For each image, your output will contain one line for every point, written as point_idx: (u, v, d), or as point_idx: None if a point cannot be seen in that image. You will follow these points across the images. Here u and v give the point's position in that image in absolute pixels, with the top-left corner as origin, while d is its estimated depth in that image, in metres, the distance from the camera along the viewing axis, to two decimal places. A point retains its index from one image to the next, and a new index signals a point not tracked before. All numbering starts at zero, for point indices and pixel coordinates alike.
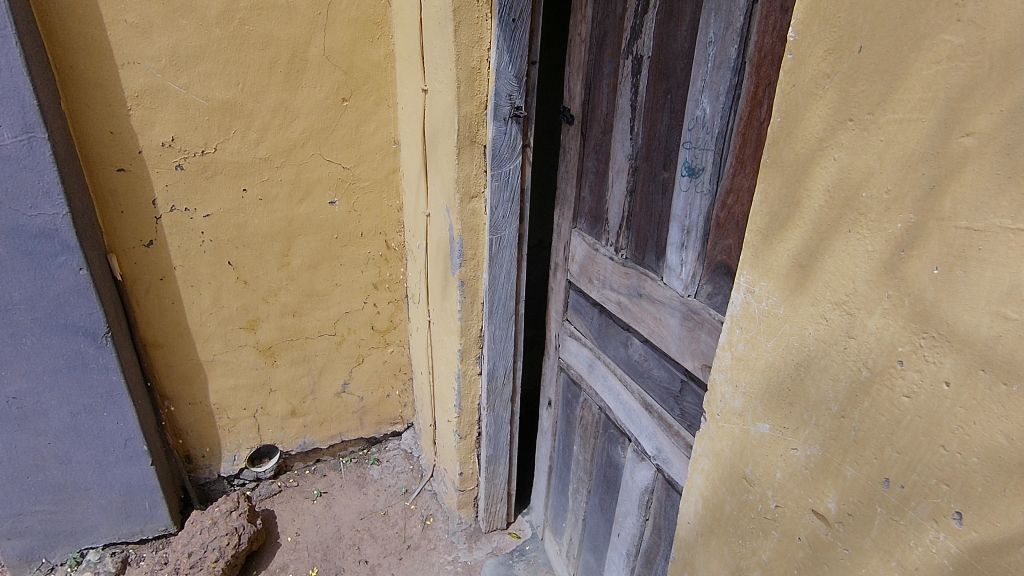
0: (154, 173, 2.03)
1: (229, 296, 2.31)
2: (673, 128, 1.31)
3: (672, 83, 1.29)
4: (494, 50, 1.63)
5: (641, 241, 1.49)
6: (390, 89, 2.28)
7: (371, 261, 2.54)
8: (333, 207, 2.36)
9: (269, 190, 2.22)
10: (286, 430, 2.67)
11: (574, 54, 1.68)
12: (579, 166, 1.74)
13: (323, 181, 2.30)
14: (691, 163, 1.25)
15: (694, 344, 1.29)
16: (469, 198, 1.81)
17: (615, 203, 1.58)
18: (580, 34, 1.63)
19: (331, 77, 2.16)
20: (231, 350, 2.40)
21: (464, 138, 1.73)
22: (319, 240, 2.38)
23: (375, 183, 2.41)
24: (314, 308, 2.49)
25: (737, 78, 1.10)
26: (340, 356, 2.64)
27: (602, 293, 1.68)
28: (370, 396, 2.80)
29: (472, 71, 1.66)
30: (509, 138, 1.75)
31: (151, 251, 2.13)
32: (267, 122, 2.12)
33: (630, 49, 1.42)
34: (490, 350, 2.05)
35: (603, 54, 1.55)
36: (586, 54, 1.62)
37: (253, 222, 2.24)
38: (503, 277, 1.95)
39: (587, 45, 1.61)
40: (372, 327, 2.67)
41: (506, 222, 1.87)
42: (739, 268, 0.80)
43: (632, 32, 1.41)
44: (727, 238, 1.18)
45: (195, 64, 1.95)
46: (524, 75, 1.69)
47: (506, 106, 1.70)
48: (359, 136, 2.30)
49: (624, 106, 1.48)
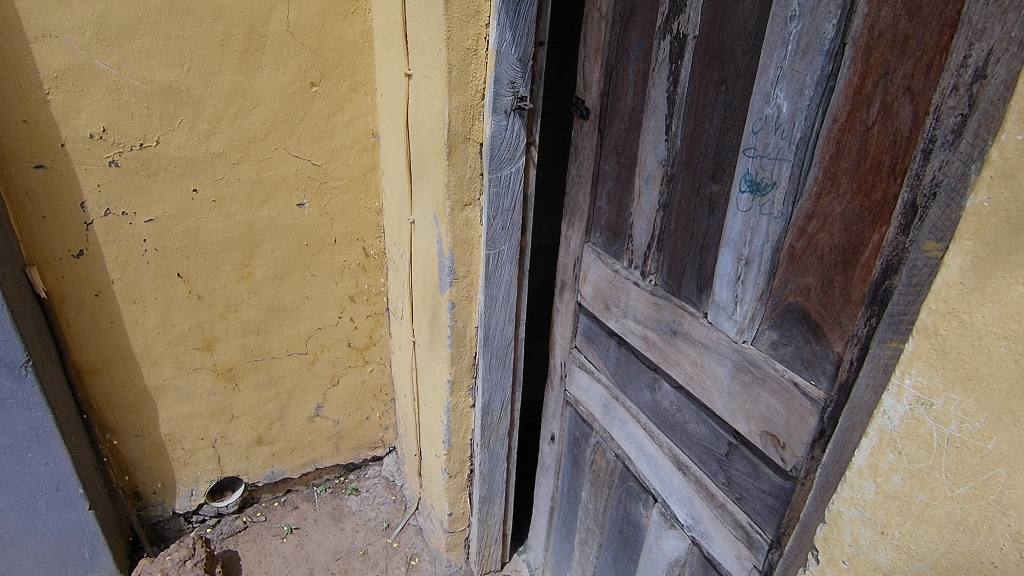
0: (82, 171, 1.70)
1: (179, 312, 2.00)
2: (728, 128, 1.02)
3: (729, 71, 1.00)
4: (494, 26, 1.32)
5: (677, 267, 1.21)
6: (367, 72, 1.93)
7: (347, 271, 2.21)
8: (301, 210, 2.02)
9: (225, 191, 1.89)
10: (251, 460, 2.37)
11: (590, 32, 1.37)
12: (595, 168, 1.44)
13: (289, 180, 1.96)
14: (755, 175, 0.96)
15: (752, 404, 1.04)
16: (461, 206, 1.52)
17: (642, 219, 1.29)
18: (600, 8, 1.32)
19: (296, 58, 1.81)
20: (184, 374, 2.10)
21: (457, 134, 1.42)
22: (285, 248, 2.06)
23: (351, 183, 2.07)
24: (281, 325, 2.18)
25: (832, 66, 0.81)
26: (312, 377, 2.34)
27: (624, 324, 1.41)
28: (346, 420, 2.50)
29: (466, 52, 1.35)
30: (511, 135, 1.45)
31: (82, 264, 1.81)
32: (220, 110, 1.78)
33: (668, 26, 1.13)
34: (485, 381, 1.76)
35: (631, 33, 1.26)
36: (607, 32, 1.31)
37: (206, 228, 1.92)
38: (502, 298, 1.66)
39: (609, 23, 1.30)
40: (349, 344, 2.35)
41: (506, 234, 1.57)
42: (901, 376, 0.64)
43: (671, 5, 1.11)
44: (806, 275, 0.91)
45: (128, 39, 1.61)
46: (530, 58, 1.38)
47: (508, 96, 1.40)
48: (332, 128, 1.95)
49: (658, 99, 1.18)
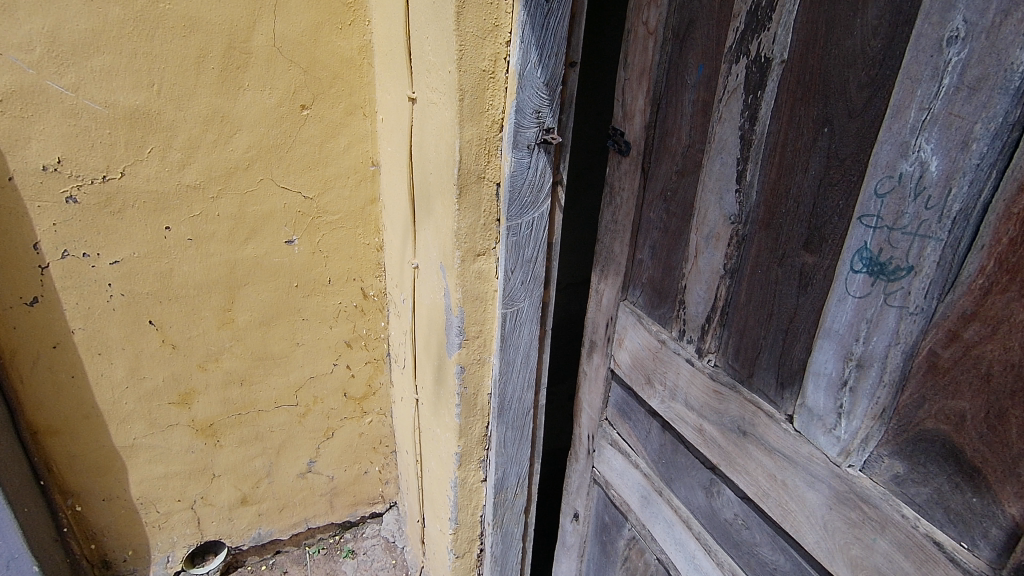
0: (34, 208, 1.47)
1: (152, 364, 1.76)
2: (832, 184, 0.76)
3: (836, 109, 0.75)
4: (517, 44, 1.07)
5: (748, 351, 0.96)
6: (366, 92, 1.68)
7: (344, 314, 1.96)
8: (291, 248, 1.78)
9: (203, 228, 1.65)
10: (234, 522, 2.13)
11: (631, 52, 1.12)
12: (636, 215, 1.19)
13: (276, 215, 1.72)
14: (876, 252, 0.70)
15: (861, 552, 0.77)
16: (473, 256, 1.27)
17: (699, 285, 1.04)
18: (646, 22, 1.07)
19: (285, 77, 1.58)
20: (158, 431, 1.86)
21: (469, 172, 1.18)
22: (272, 290, 1.82)
23: (347, 217, 1.82)
24: (268, 375, 1.94)
25: (1021, 111, 0.55)
26: (303, 430, 2.09)
27: (670, 407, 1.14)
28: (342, 475, 2.24)
29: (481, 75, 1.11)
30: (534, 174, 1.20)
31: (37, 312, 1.58)
32: (197, 137, 1.55)
33: (743, 46, 0.87)
34: (498, 455, 1.50)
35: (688, 55, 1.01)
36: (655, 52, 1.06)
37: (182, 270, 1.68)
38: (520, 362, 1.40)
39: (658, 41, 1.05)
40: (345, 394, 2.10)
41: (526, 289, 1.32)
42: None
43: (748, 19, 0.86)
44: (959, 399, 0.65)
45: (86, 56, 1.38)
46: (559, 82, 1.14)
47: (532, 129, 1.15)
48: (326, 156, 1.71)
49: (725, 138, 0.93)
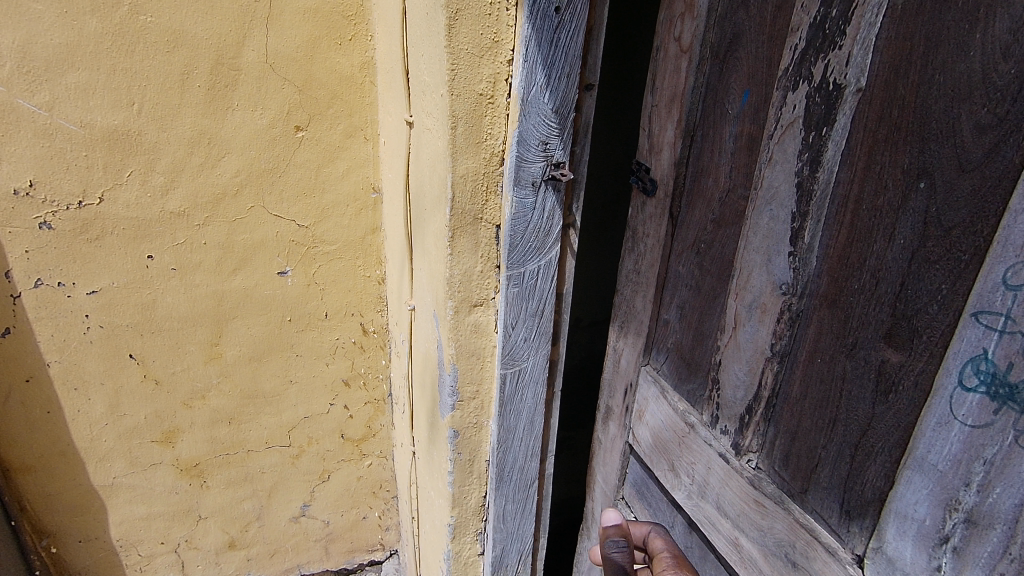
0: (6, 235, 1.37)
1: (132, 400, 1.63)
2: (930, 260, 0.55)
3: (939, 159, 0.54)
4: (520, 64, 0.90)
5: (801, 458, 0.74)
6: (367, 114, 1.54)
7: (342, 351, 1.80)
8: (284, 279, 1.64)
9: (188, 257, 1.52)
10: (221, 567, 1.97)
11: (661, 73, 0.93)
12: (662, 267, 0.99)
13: (268, 244, 1.58)
14: (1003, 369, 0.48)
15: None
16: (468, 307, 1.09)
17: (738, 364, 0.82)
18: (680, 37, 0.88)
19: (278, 96, 1.44)
20: (140, 470, 1.72)
21: (463, 212, 1.00)
22: (263, 324, 1.67)
23: (345, 247, 1.67)
24: (258, 414, 1.79)
25: None
26: (297, 472, 1.93)
27: (698, 507, 0.93)
28: (338, 521, 2.07)
29: (477, 100, 0.93)
30: (540, 215, 1.01)
31: (10, 344, 1.47)
32: (181, 161, 1.42)
33: (804, 68, 0.67)
34: (497, 530, 1.30)
35: (730, 78, 0.81)
36: (689, 74, 0.86)
37: (165, 302, 1.55)
38: (522, 429, 1.21)
39: (693, 60, 0.85)
40: (342, 435, 1.94)
41: (530, 346, 1.12)
42: None
43: (812, 33, 0.66)
44: None
45: (60, 73, 1.27)
46: (572, 108, 0.95)
47: (537, 163, 0.96)
48: (323, 182, 1.56)
49: (776, 186, 0.72)
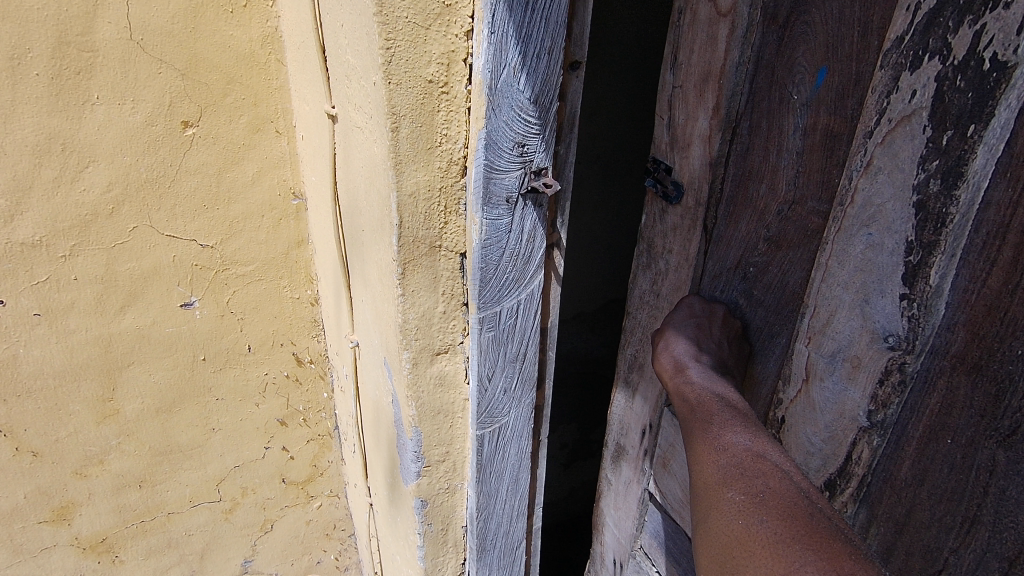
0: None
1: (4, 478, 1.29)
2: None
3: None
4: (484, 36, 0.64)
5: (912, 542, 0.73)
6: (276, 101, 1.22)
7: (273, 388, 1.51)
8: (190, 312, 1.33)
9: (55, 297, 1.18)
10: None
11: (694, 60, 0.91)
12: (695, 280, 0.99)
13: (163, 272, 1.26)
14: None
15: None
16: (430, 356, 0.84)
17: (816, 426, 0.82)
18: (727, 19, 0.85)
19: (154, 83, 1.10)
20: (28, 558, 1.39)
21: (415, 238, 0.74)
22: (169, 368, 1.36)
23: (264, 267, 1.36)
24: (176, 471, 1.48)
25: None
26: (233, 528, 1.64)
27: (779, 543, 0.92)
28: (288, 572, 1.79)
29: (426, 90, 0.67)
30: (517, 236, 0.77)
31: None
32: (27, 175, 1.08)
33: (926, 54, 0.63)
34: None
35: (793, 63, 0.80)
36: (740, 58, 0.85)
37: (32, 355, 1.21)
38: (505, 489, 0.99)
39: (744, 48, 0.84)
40: (283, 480, 1.66)
41: (512, 396, 0.90)
42: None
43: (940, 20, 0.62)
44: None
45: None
46: (556, 96, 0.71)
47: (513, 171, 0.72)
48: (228, 189, 1.25)
49: (881, 203, 0.70)
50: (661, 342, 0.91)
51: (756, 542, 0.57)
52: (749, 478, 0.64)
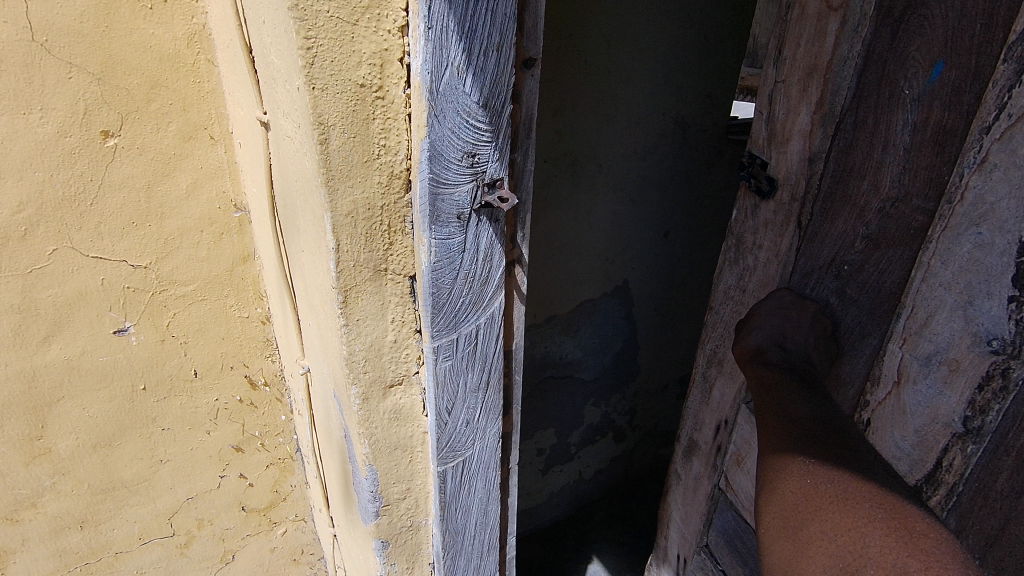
0: None
1: None
2: None
3: None
4: (422, 32, 0.56)
5: (1004, 548, 0.83)
6: (209, 106, 1.12)
7: (225, 413, 1.41)
8: (126, 339, 1.21)
9: None
10: None
11: (803, 57, 0.93)
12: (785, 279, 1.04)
13: (91, 297, 1.14)
14: None
15: None
16: (381, 390, 0.76)
17: (917, 426, 0.87)
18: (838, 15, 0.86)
19: (65, 90, 0.99)
20: None
21: (356, 263, 0.66)
22: (105, 401, 1.24)
23: (206, 286, 1.25)
24: (121, 509, 1.36)
25: None
26: (190, 563, 1.53)
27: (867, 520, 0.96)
28: None
29: (357, 96, 0.58)
30: (474, 256, 0.69)
31: None
32: None
33: None
34: None
35: (909, 58, 0.82)
36: (858, 52, 0.86)
37: None
38: (474, 524, 0.92)
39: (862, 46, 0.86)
40: (242, 508, 1.55)
41: (475, 426, 0.82)
42: None
43: None
44: None
45: None
46: (508, 99, 0.63)
47: (465, 184, 0.64)
48: (159, 204, 1.13)
49: (994, 201, 0.73)
50: (748, 325, 0.96)
51: (825, 499, 0.59)
52: (825, 447, 0.65)
